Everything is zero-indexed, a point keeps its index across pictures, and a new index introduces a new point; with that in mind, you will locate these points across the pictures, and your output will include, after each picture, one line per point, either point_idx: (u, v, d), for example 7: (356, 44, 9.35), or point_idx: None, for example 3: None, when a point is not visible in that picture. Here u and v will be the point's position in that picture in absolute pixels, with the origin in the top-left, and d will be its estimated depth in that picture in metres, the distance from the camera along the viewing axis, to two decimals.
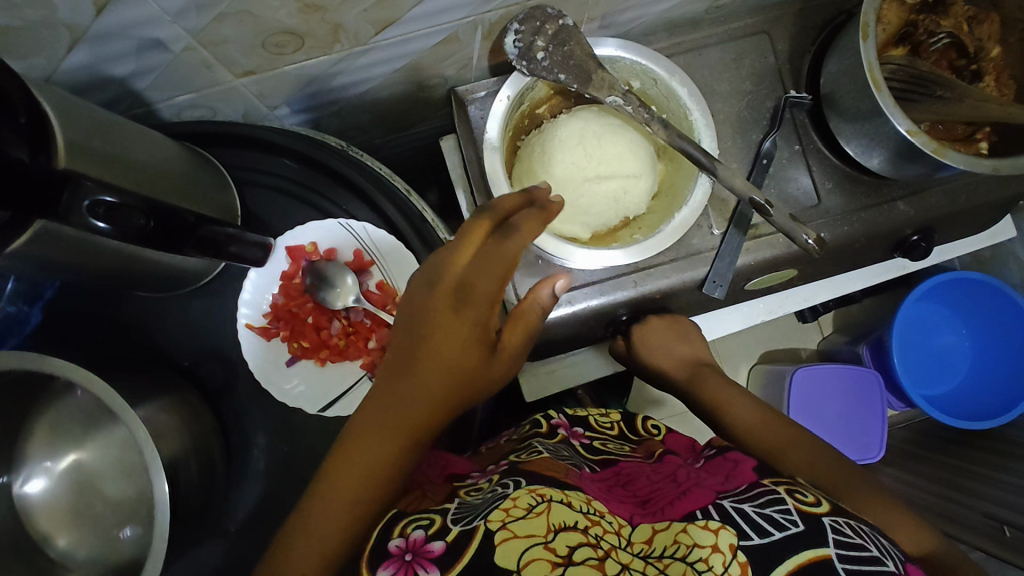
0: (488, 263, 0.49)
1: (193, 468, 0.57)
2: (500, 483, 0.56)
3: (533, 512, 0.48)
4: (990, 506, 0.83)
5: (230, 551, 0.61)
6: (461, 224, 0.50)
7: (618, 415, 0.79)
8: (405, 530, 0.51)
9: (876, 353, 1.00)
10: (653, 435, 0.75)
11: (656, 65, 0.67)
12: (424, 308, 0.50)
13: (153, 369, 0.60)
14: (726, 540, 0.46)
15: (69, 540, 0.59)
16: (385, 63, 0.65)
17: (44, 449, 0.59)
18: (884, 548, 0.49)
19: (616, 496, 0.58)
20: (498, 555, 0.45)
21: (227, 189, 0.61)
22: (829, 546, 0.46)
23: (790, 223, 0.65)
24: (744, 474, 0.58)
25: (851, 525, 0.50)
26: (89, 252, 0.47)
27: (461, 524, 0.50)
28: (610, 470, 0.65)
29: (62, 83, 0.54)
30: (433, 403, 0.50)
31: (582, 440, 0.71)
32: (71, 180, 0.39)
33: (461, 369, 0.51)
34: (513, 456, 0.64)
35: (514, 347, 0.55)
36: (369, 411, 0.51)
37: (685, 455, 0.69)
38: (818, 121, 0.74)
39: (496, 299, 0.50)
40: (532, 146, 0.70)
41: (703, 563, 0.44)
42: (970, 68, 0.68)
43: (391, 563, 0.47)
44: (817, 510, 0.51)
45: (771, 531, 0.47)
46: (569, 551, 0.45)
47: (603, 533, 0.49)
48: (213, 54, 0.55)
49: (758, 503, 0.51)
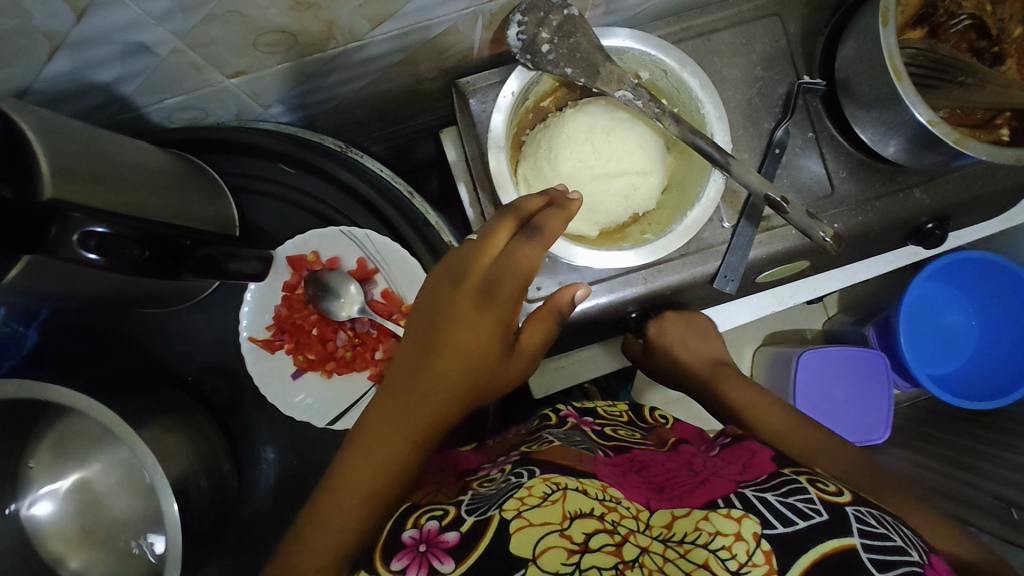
0: (511, 264, 0.51)
1: (205, 488, 0.57)
2: (514, 473, 0.54)
3: (548, 500, 0.47)
4: (998, 488, 0.83)
5: (241, 564, 0.61)
6: (485, 224, 0.52)
7: (625, 405, 0.78)
8: (419, 521, 0.50)
9: (881, 333, 0.98)
10: (662, 423, 0.74)
11: (667, 56, 0.65)
12: (446, 303, 0.51)
13: (157, 388, 0.59)
14: (749, 528, 0.43)
15: (81, 562, 0.58)
16: (381, 57, 0.62)
17: (49, 470, 0.59)
18: (908, 538, 0.47)
19: (632, 481, 0.55)
20: (513, 543, 0.43)
21: (222, 198, 0.58)
22: (853, 536, 0.44)
23: (806, 220, 0.64)
24: (762, 463, 0.55)
25: (874, 515, 0.48)
26: (82, 278, 0.45)
27: (475, 515, 0.48)
28: (624, 455, 0.62)
29: (43, 91, 0.51)
30: (450, 399, 0.51)
31: (592, 427, 0.68)
32: (60, 213, 0.39)
33: (481, 366, 0.52)
34: (523, 447, 0.61)
35: (533, 348, 0.56)
36: (387, 403, 0.51)
37: (699, 445, 0.67)
38: (832, 108, 0.71)
39: (517, 299, 0.52)
40: (538, 142, 0.68)
41: (726, 551, 0.42)
42: (992, 50, 0.65)
43: (405, 555, 0.46)
44: (838, 500, 0.49)
45: (795, 520, 0.45)
46: (585, 538, 0.43)
47: (620, 518, 0.46)
48: (202, 56, 0.52)
49: (780, 492, 0.49)
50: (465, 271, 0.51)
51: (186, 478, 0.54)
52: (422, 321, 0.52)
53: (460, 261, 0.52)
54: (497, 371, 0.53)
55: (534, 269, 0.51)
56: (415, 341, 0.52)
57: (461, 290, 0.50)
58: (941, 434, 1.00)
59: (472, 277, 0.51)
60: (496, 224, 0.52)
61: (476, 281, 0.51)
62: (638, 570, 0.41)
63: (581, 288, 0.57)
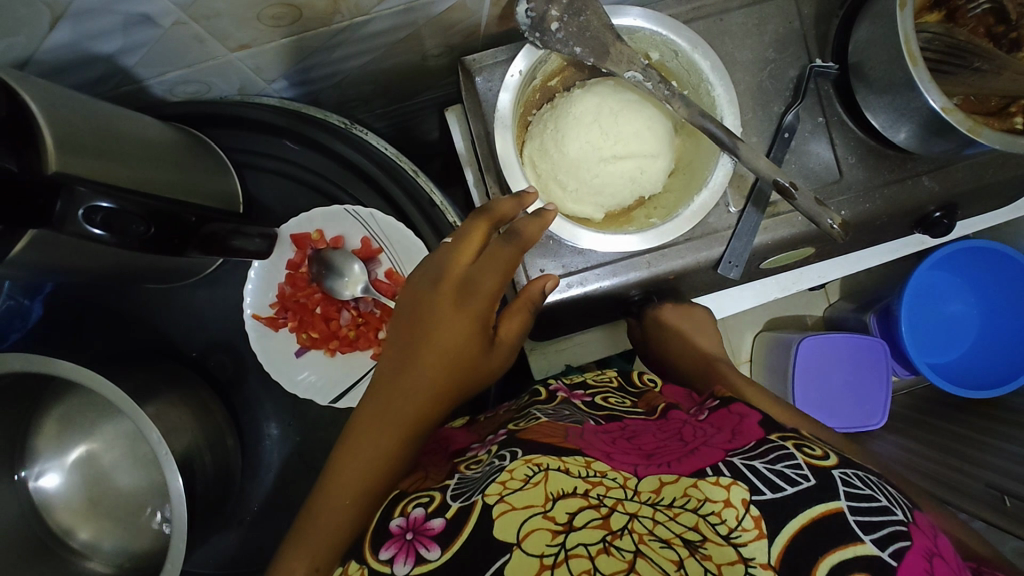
0: (488, 261, 0.53)
1: (210, 463, 0.58)
2: (498, 455, 0.52)
3: (530, 483, 0.45)
4: (992, 476, 0.81)
5: (246, 540, 0.62)
6: (460, 226, 0.54)
7: (614, 373, 0.76)
8: (406, 509, 0.48)
9: (883, 322, 0.97)
10: (650, 387, 0.71)
11: (678, 36, 0.64)
12: (428, 300, 0.53)
13: (162, 364, 0.60)
14: (738, 495, 0.42)
15: (90, 532, 0.59)
16: (386, 33, 0.61)
17: (52, 445, 0.59)
18: (893, 497, 0.45)
19: (621, 448, 0.53)
20: (497, 528, 0.42)
21: (227, 174, 0.59)
22: (840, 499, 0.43)
23: (815, 207, 0.63)
24: (751, 429, 0.53)
25: (860, 476, 0.46)
26: (85, 252, 0.46)
27: (461, 500, 0.46)
28: (615, 425, 0.59)
29: (45, 62, 0.50)
30: (434, 394, 0.53)
31: (583, 399, 0.66)
32: (64, 187, 0.38)
33: (464, 359, 0.53)
34: (512, 425, 0.59)
35: (512, 340, 0.58)
36: (373, 402, 0.53)
37: (688, 408, 0.64)
38: (843, 92, 0.70)
39: (496, 294, 0.54)
40: (545, 122, 0.67)
41: (715, 516, 0.41)
42: (1010, 36, 0.63)
43: (393, 544, 0.45)
44: (824, 463, 0.47)
45: (783, 486, 0.43)
46: (569, 517, 0.42)
47: (607, 491, 0.44)
48: (206, 28, 0.51)
49: (768, 459, 0.47)
50: (445, 270, 0.53)
51: (191, 453, 0.56)
52: (403, 318, 0.55)
53: (440, 260, 0.54)
54: (477, 364, 0.55)
55: (511, 266, 0.54)
56: (397, 339, 0.54)
57: (441, 286, 0.52)
58: (935, 421, 0.99)
59: (451, 275, 0.53)
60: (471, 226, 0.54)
61: (455, 280, 0.53)
62: (629, 538, 0.40)
63: (551, 278, 0.60)
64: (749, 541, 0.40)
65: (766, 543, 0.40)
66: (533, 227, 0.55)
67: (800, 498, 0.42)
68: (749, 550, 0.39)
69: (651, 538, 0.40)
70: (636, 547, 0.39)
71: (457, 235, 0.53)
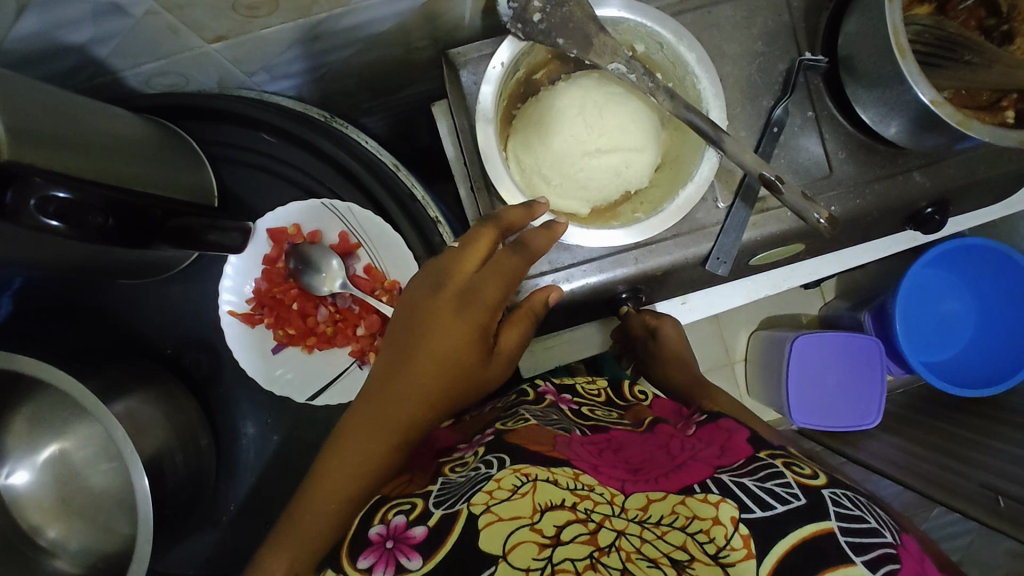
0: (492, 270, 0.53)
1: (182, 463, 0.57)
2: (483, 461, 0.50)
3: (518, 493, 0.43)
4: (987, 475, 0.79)
5: (221, 540, 0.62)
6: (468, 232, 0.54)
7: (605, 383, 0.74)
8: (386, 516, 0.47)
9: (877, 318, 0.95)
10: (640, 400, 0.70)
11: (663, 28, 0.63)
12: (427, 307, 0.52)
13: (134, 362, 0.59)
14: (727, 513, 0.41)
15: (59, 531, 0.58)
16: (367, 25, 0.60)
17: (22, 443, 0.59)
18: (883, 520, 0.44)
19: (607, 461, 0.51)
20: (482, 539, 0.41)
21: (202, 169, 0.58)
22: (830, 519, 0.42)
23: (802, 201, 0.61)
24: (740, 446, 0.53)
25: (849, 496, 0.46)
26: (49, 246, 0.45)
27: (443, 507, 0.45)
28: (601, 435, 0.58)
29: (13, 51, 0.49)
30: (428, 402, 0.52)
31: (570, 405, 0.66)
32: (20, 178, 0.38)
33: (460, 367, 0.52)
34: (499, 425, 0.58)
35: (509, 350, 0.57)
36: (365, 406, 0.52)
37: (676, 420, 0.63)
38: (833, 86, 0.69)
39: (498, 304, 0.53)
40: (529, 116, 0.66)
41: (704, 535, 0.40)
42: (1001, 28, 0.62)
43: (373, 552, 0.44)
44: (814, 482, 0.47)
45: (773, 504, 0.43)
46: (556, 531, 0.40)
47: (594, 505, 0.43)
48: (180, 18, 0.50)
49: (758, 477, 0.46)
50: (447, 278, 0.52)
51: (162, 454, 0.55)
52: (402, 321, 0.53)
53: (444, 265, 0.53)
54: (475, 373, 0.54)
55: (515, 277, 0.54)
56: (395, 344, 0.53)
57: (443, 294, 0.51)
58: (927, 421, 0.98)
59: (453, 282, 0.52)
60: (478, 233, 0.54)
61: (457, 287, 0.52)
62: (616, 556, 0.38)
63: (554, 291, 0.61)
64: (738, 561, 0.38)
65: (754, 564, 0.38)
66: (540, 237, 0.55)
67: (788, 518, 0.41)
68: (737, 570, 0.38)
69: (639, 556, 0.38)
70: (623, 566, 0.37)
71: (462, 242, 0.53)
